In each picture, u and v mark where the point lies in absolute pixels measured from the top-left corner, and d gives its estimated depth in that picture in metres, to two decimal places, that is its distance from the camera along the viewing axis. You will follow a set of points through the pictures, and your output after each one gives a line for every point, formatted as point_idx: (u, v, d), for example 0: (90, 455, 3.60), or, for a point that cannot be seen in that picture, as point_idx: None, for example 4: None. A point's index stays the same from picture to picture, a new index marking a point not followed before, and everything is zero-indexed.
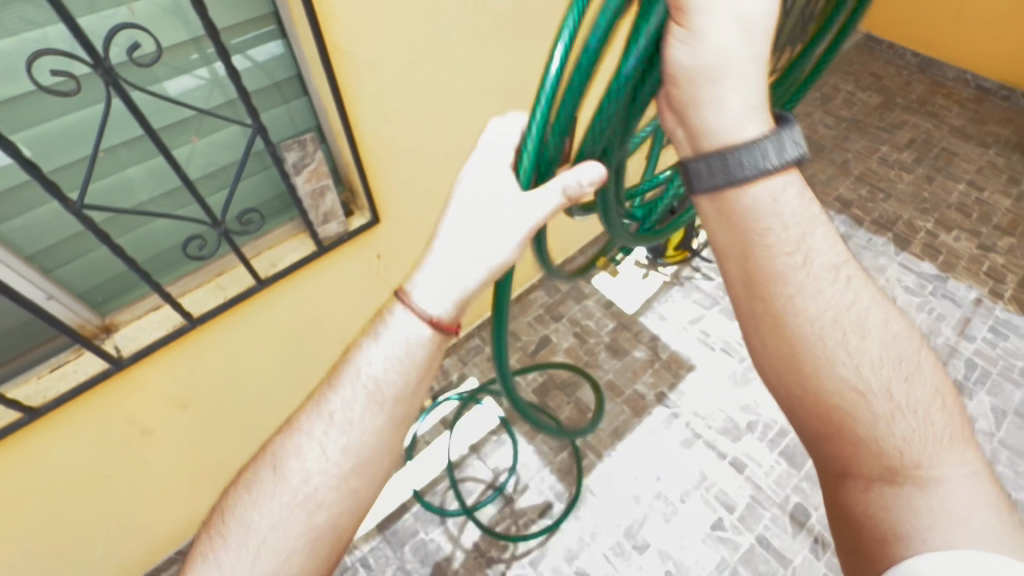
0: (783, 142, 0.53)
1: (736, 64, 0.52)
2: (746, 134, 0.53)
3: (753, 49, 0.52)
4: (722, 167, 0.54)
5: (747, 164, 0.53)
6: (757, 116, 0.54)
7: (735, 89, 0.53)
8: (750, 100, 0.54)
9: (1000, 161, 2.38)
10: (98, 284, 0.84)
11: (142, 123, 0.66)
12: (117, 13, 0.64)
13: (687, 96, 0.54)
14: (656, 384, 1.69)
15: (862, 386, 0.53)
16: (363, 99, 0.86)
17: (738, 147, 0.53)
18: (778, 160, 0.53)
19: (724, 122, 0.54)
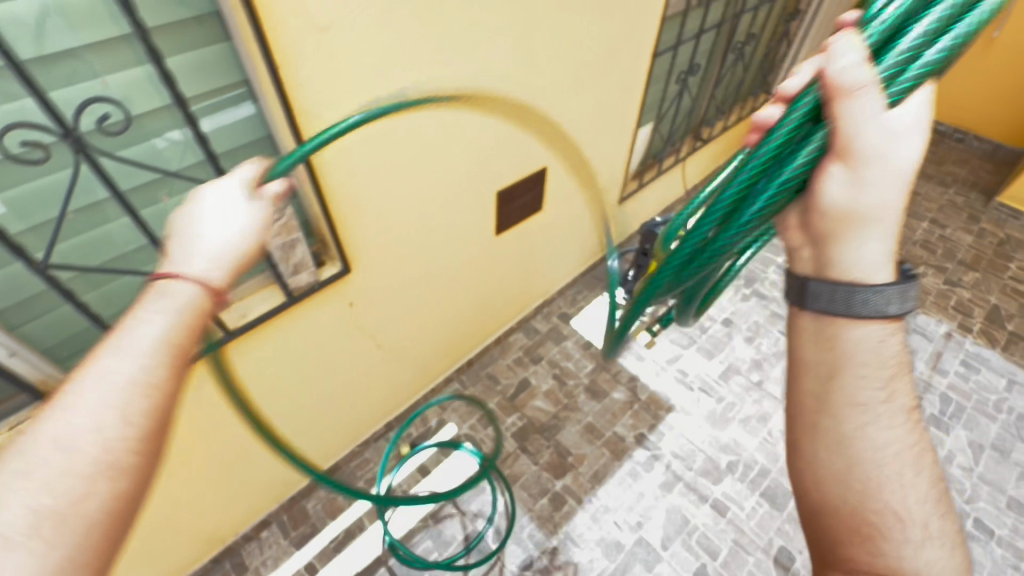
0: (907, 293, 0.56)
1: (884, 212, 0.55)
2: (879, 277, 0.57)
3: (899, 198, 0.55)
4: (844, 300, 0.56)
5: (870, 304, 0.56)
6: (890, 262, 0.57)
7: (879, 234, 0.56)
8: (889, 245, 0.57)
9: (959, 200, 2.49)
10: (64, 340, 0.85)
11: (111, 188, 0.70)
12: (92, 85, 0.68)
13: (833, 227, 0.58)
14: (635, 425, 1.69)
15: (907, 513, 0.55)
16: (332, 159, 0.91)
17: (869, 288, 0.56)
18: (899, 307, 0.56)
19: (862, 262, 0.57)
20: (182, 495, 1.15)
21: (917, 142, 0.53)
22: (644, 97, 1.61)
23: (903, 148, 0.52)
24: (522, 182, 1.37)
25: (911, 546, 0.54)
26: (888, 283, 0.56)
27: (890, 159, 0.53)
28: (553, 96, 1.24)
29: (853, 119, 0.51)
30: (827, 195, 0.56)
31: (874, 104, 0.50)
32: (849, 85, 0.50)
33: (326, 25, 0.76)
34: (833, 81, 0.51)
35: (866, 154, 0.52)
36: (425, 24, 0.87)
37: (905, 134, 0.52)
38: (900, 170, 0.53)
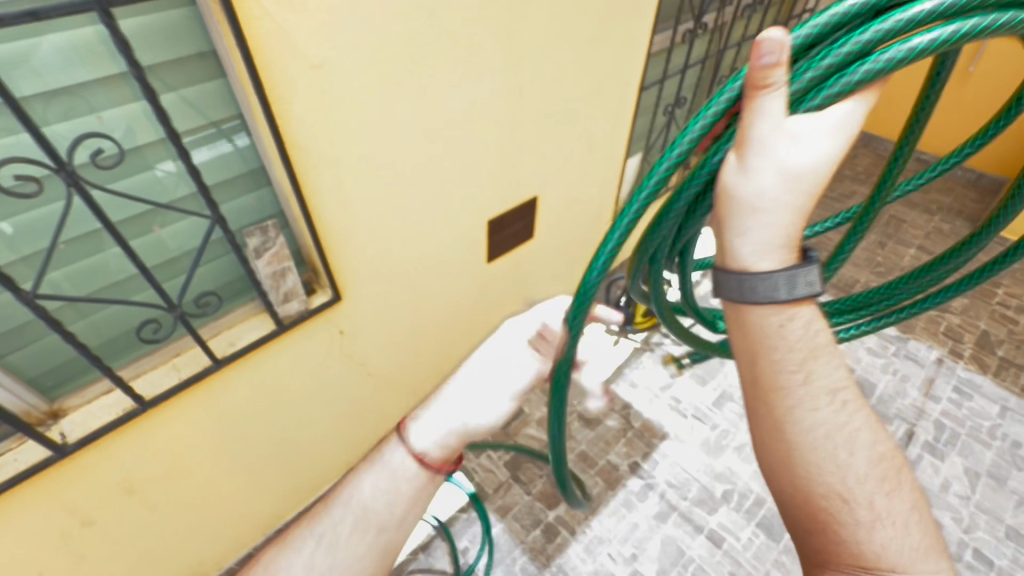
0: (794, 279, 0.58)
1: (771, 208, 0.56)
2: (763, 264, 0.58)
3: (789, 200, 0.55)
4: (740, 288, 0.59)
5: (760, 291, 0.58)
6: (775, 252, 0.58)
7: (763, 227, 0.57)
8: (772, 237, 0.58)
9: (945, 227, 2.54)
10: (49, 368, 0.85)
11: (101, 219, 0.71)
12: (88, 120, 0.69)
13: (722, 212, 0.59)
14: (629, 454, 1.67)
15: (845, 493, 0.57)
16: (323, 190, 0.92)
17: (754, 275, 0.58)
18: (787, 294, 0.58)
19: (748, 250, 0.59)
20: (164, 528, 1.12)
21: (819, 148, 0.54)
22: (633, 129, 1.65)
23: (794, 148, 0.53)
24: (513, 210, 1.40)
25: (861, 529, 0.56)
26: (775, 269, 0.58)
27: (779, 155, 0.53)
28: (542, 127, 1.28)
29: (757, 108, 0.51)
30: (724, 183, 0.57)
31: (777, 102, 0.51)
32: (759, 80, 0.49)
33: (318, 62, 0.78)
34: (755, 71, 0.49)
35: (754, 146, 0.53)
36: (416, 61, 0.90)
37: (805, 134, 0.53)
38: (786, 168, 0.53)
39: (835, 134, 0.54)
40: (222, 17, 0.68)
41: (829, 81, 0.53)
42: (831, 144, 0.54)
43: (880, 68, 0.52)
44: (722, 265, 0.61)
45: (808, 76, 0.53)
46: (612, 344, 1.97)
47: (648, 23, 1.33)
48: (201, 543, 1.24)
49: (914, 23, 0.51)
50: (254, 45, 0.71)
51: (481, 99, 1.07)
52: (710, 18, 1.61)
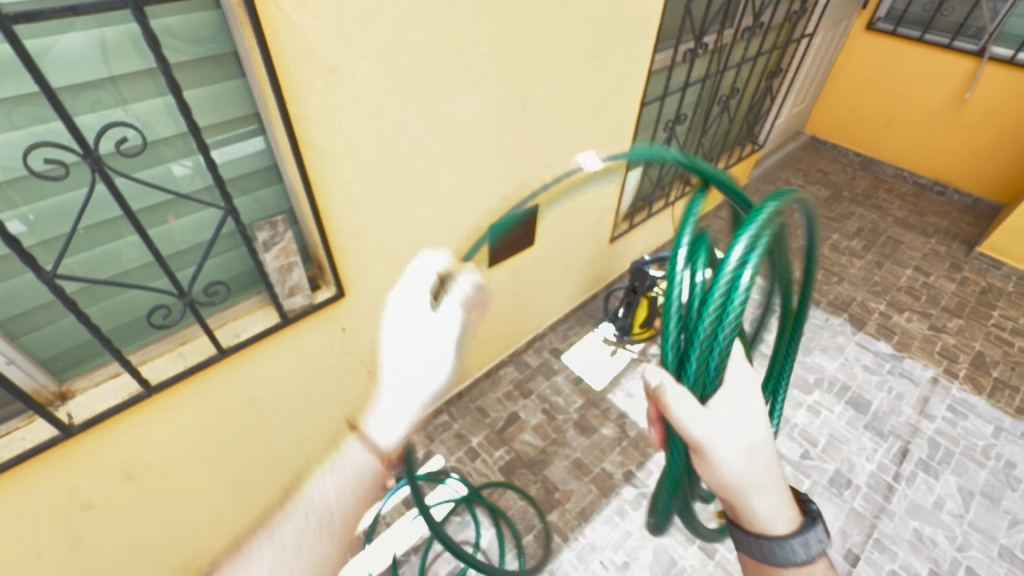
0: (805, 537, 0.66)
1: (758, 479, 0.67)
2: (780, 531, 0.67)
3: (760, 465, 0.67)
4: (762, 551, 0.67)
5: (782, 554, 0.66)
6: (785, 513, 0.68)
7: (763, 495, 0.68)
8: (778, 502, 0.68)
9: (942, 249, 2.59)
10: (61, 351, 0.88)
11: (122, 205, 0.74)
12: (114, 113, 0.74)
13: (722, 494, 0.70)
14: (624, 462, 1.68)
15: None
16: (332, 188, 0.96)
17: (770, 541, 0.66)
18: (807, 555, 0.66)
19: (761, 516, 0.68)
20: (162, 518, 1.14)
21: (751, 425, 0.68)
22: (633, 144, 1.70)
23: (724, 423, 0.67)
24: (514, 218, 1.44)
25: None
26: (787, 534, 0.67)
27: (727, 443, 0.66)
28: (546, 136, 1.32)
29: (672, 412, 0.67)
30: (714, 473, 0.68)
31: (685, 398, 0.66)
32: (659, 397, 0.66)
33: (334, 65, 0.83)
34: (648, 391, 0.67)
35: (706, 445, 0.66)
36: (424, 69, 0.95)
37: (722, 416, 0.67)
38: (736, 447, 0.66)
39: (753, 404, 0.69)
40: (245, 18, 0.72)
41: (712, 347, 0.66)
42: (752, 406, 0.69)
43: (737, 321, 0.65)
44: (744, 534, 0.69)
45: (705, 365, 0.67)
46: (610, 354, 1.99)
47: (649, 42, 1.38)
48: (196, 535, 1.26)
49: (728, 283, 0.66)
50: (274, 45, 0.75)
51: (489, 109, 1.12)
52: (710, 39, 1.67)
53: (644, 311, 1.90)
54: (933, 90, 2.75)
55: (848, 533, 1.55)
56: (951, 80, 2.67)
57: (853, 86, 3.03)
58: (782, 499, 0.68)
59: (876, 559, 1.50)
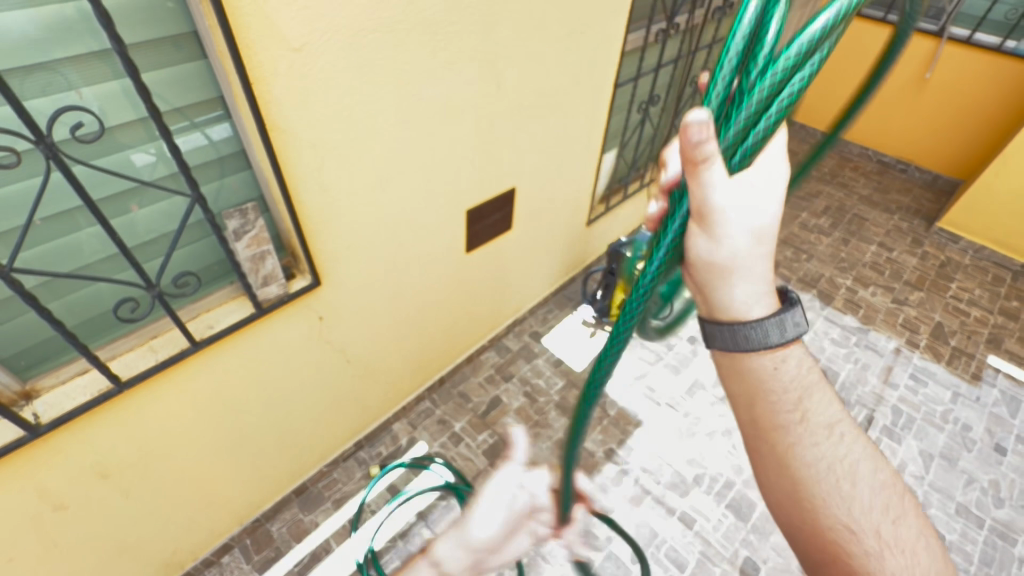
0: (785, 321, 0.56)
1: (750, 260, 0.55)
2: (754, 316, 0.57)
3: (762, 249, 0.54)
4: (734, 338, 0.57)
5: (754, 339, 0.56)
6: (764, 297, 0.57)
7: (747, 277, 0.56)
8: (763, 283, 0.57)
9: (904, 226, 2.69)
10: (23, 349, 0.85)
11: (81, 194, 0.71)
12: (67, 97, 0.70)
13: (704, 277, 0.56)
14: (605, 441, 1.71)
15: (853, 524, 0.58)
16: (303, 173, 0.94)
17: (745, 326, 0.56)
18: (780, 337, 0.57)
19: (737, 300, 0.57)
20: (138, 516, 1.12)
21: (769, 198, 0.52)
22: (608, 126, 1.71)
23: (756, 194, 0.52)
24: (491, 201, 1.43)
25: (873, 559, 0.56)
26: (762, 317, 0.57)
27: (743, 218, 0.50)
28: (520, 118, 1.31)
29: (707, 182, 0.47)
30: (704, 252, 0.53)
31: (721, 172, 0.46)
32: (701, 160, 0.44)
33: (298, 46, 0.80)
34: (691, 152, 0.44)
35: (725, 219, 0.50)
36: (393, 50, 0.92)
37: (751, 194, 0.51)
38: (752, 223, 0.51)
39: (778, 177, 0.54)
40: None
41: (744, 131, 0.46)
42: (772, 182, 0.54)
43: (788, 104, 0.44)
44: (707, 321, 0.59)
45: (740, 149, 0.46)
46: (589, 336, 2.02)
47: (621, 23, 1.38)
48: (176, 532, 1.24)
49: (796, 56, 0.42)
50: (236, 25, 0.73)
51: (461, 91, 1.11)
52: (682, 19, 1.68)
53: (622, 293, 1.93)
54: (895, 69, 2.83)
55: None
56: (912, 60, 2.74)
57: None
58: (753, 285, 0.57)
59: None
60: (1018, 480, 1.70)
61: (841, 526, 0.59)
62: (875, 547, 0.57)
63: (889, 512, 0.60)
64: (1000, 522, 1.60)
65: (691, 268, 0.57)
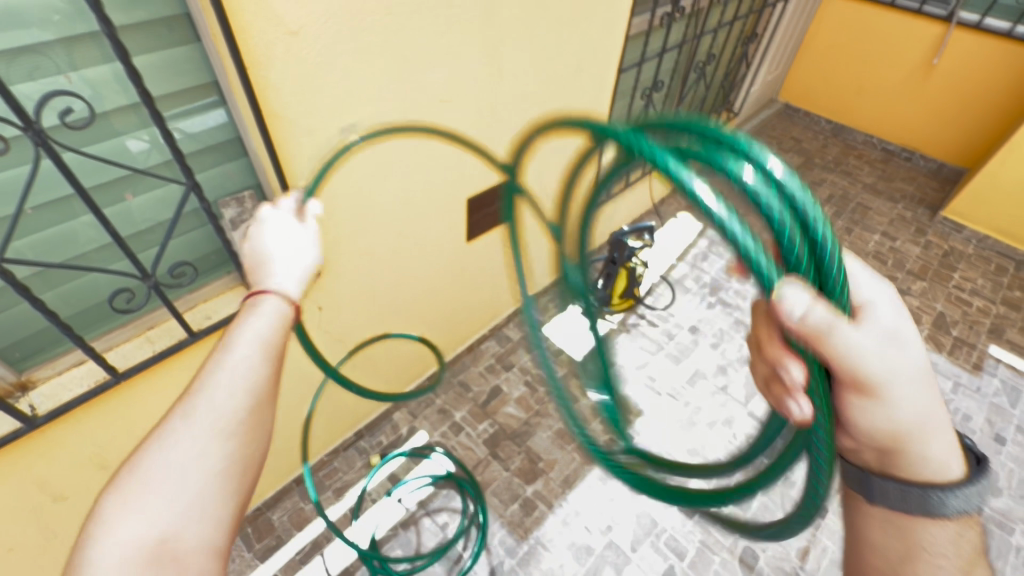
0: (976, 493, 0.61)
1: (925, 418, 0.61)
2: (946, 478, 0.62)
3: (931, 406, 0.61)
4: (924, 502, 0.61)
5: (947, 504, 0.60)
6: (955, 463, 0.62)
7: (933, 440, 0.62)
8: (949, 447, 0.63)
9: (907, 214, 2.67)
10: (19, 340, 0.83)
11: (72, 182, 0.69)
12: (56, 81, 0.68)
13: (888, 439, 0.62)
14: (605, 431, 1.71)
15: None
16: (300, 160, 0.92)
17: (943, 492, 0.60)
18: (970, 504, 0.61)
19: (928, 462, 0.62)
20: None
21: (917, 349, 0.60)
22: (611, 113, 1.68)
23: (903, 346, 0.59)
24: (492, 190, 1.41)
25: None
26: (958, 481, 0.61)
27: (895, 372, 0.58)
28: (522, 104, 1.28)
29: (842, 342, 0.56)
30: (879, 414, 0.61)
31: (846, 329, 0.56)
32: (819, 328, 0.55)
33: (295, 28, 0.78)
34: (804, 327, 0.56)
35: (880, 376, 0.58)
36: (392, 33, 0.90)
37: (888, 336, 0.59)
38: (905, 372, 0.59)
39: (897, 304, 0.61)
40: None
41: (815, 252, 0.55)
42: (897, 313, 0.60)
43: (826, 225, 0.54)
44: (902, 479, 0.63)
45: (832, 268, 0.55)
46: (590, 325, 2.01)
47: (626, 6, 1.34)
48: None
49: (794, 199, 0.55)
50: (229, 5, 0.70)
51: (462, 76, 1.08)
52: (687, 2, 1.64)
53: (623, 282, 1.92)
54: (902, 56, 2.78)
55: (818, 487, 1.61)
56: (920, 46, 2.69)
57: (825, 53, 3.04)
58: (941, 446, 0.62)
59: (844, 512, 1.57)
60: (1018, 470, 1.71)
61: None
62: None
63: None
64: (999, 512, 1.61)
65: (869, 433, 0.63)
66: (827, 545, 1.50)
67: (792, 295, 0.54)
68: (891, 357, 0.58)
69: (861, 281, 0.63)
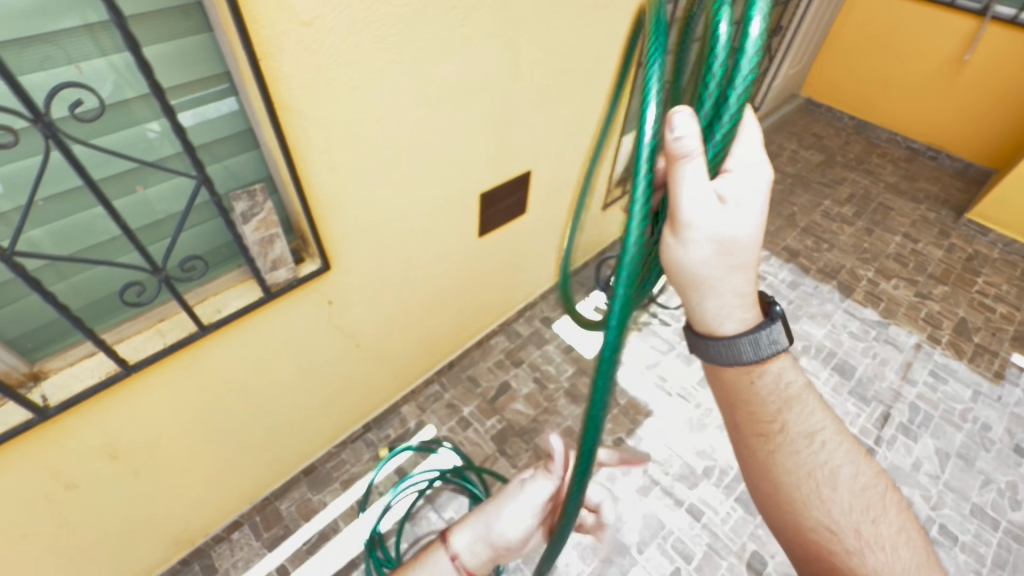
0: (758, 340, 0.63)
1: (718, 279, 0.59)
2: (729, 330, 0.64)
3: (731, 268, 0.58)
4: (707, 352, 0.65)
5: (724, 354, 0.64)
6: (738, 316, 0.63)
7: (716, 295, 0.62)
8: (734, 301, 0.62)
9: (931, 216, 2.60)
10: (30, 330, 0.83)
11: (81, 174, 0.68)
12: (67, 72, 0.67)
13: (680, 288, 0.62)
14: (614, 430, 1.69)
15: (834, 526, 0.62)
16: (312, 154, 0.90)
17: (720, 340, 0.64)
18: (754, 353, 0.64)
19: (712, 316, 0.64)
20: (149, 495, 1.12)
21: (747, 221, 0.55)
22: (629, 107, 1.64)
23: (733, 216, 0.55)
24: (505, 184, 1.39)
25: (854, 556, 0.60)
26: (740, 333, 0.64)
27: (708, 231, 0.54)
28: (538, 98, 1.26)
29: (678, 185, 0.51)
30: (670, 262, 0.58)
31: (695, 177, 0.49)
32: (678, 156, 0.48)
33: (309, 19, 0.76)
34: (667, 152, 0.48)
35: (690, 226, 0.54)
36: (408, 25, 0.88)
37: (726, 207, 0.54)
38: (721, 240, 0.55)
39: (759, 188, 0.55)
40: None
41: (710, 128, 0.48)
42: (751, 198, 0.55)
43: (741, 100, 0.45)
44: (692, 329, 0.66)
45: (717, 138, 0.48)
46: None
47: None
48: (187, 510, 1.25)
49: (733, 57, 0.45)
50: None
51: (478, 69, 1.06)
52: None
53: None
54: (932, 50, 2.69)
55: None
56: (951, 41, 2.60)
57: (850, 48, 2.96)
58: (727, 305, 0.63)
59: None
60: None
61: (822, 520, 0.63)
62: (855, 545, 0.61)
63: (871, 510, 0.63)
64: (1017, 525, 1.57)
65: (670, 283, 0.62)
66: None
67: (681, 121, 0.46)
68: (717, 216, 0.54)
69: (743, 144, 0.56)
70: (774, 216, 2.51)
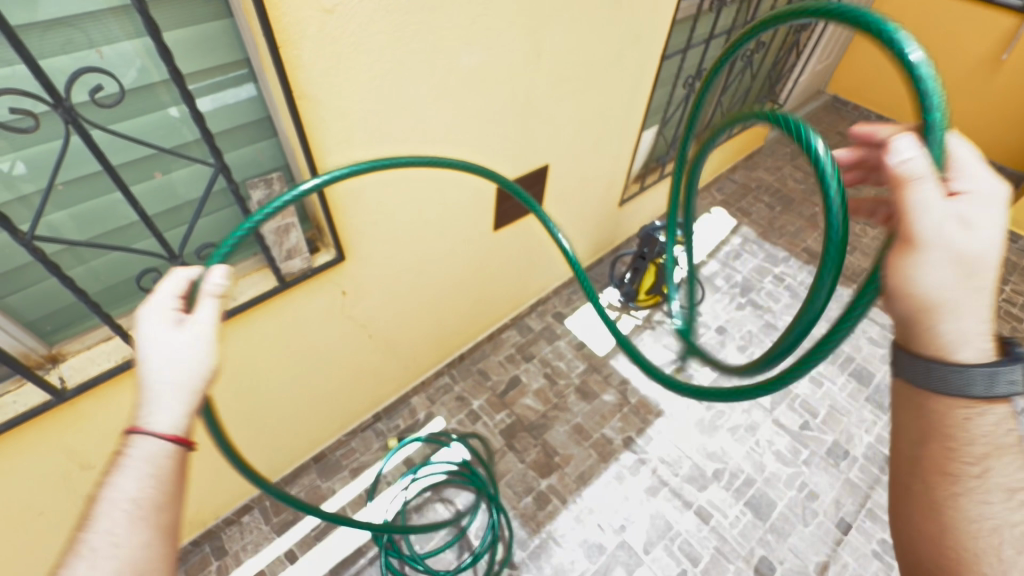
0: (999, 377, 0.51)
1: (963, 298, 0.52)
2: (968, 357, 0.53)
3: (977, 285, 0.52)
4: (928, 375, 0.54)
5: (954, 385, 0.52)
6: (978, 345, 0.53)
7: (966, 320, 0.53)
8: (980, 327, 0.53)
9: None
10: (49, 313, 0.84)
11: (100, 160, 0.68)
12: (89, 56, 0.66)
13: (914, 309, 0.54)
14: (624, 429, 1.68)
15: None
16: (330, 144, 0.89)
17: (951, 367, 0.52)
18: (998, 390, 0.51)
19: (951, 338, 0.53)
20: None
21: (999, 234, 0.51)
22: (650, 101, 1.61)
23: (984, 234, 0.50)
24: (523, 178, 1.37)
25: None
26: (983, 362, 0.52)
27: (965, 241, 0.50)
28: (558, 92, 1.23)
29: (915, 197, 0.51)
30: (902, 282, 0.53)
31: (933, 190, 0.51)
32: (904, 174, 0.51)
33: (331, 6, 0.74)
34: (896, 170, 0.51)
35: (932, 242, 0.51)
36: (432, 13, 0.86)
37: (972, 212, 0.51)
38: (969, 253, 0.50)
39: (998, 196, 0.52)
40: None
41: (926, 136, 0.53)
42: (996, 211, 0.52)
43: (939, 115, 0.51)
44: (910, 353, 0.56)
45: (934, 140, 0.52)
46: (614, 320, 1.96)
47: None
48: (198, 492, 1.27)
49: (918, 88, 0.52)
50: None
51: (500, 60, 1.04)
52: None
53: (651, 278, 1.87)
54: (967, 48, 2.60)
55: (842, 501, 1.57)
56: (985, 40, 2.52)
57: None
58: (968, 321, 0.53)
59: (867, 528, 1.52)
60: None
61: None
62: None
63: None
64: None
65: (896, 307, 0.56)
66: (848, 561, 1.46)
67: (902, 144, 0.51)
68: (966, 229, 0.51)
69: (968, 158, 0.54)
70: (795, 216, 2.46)
